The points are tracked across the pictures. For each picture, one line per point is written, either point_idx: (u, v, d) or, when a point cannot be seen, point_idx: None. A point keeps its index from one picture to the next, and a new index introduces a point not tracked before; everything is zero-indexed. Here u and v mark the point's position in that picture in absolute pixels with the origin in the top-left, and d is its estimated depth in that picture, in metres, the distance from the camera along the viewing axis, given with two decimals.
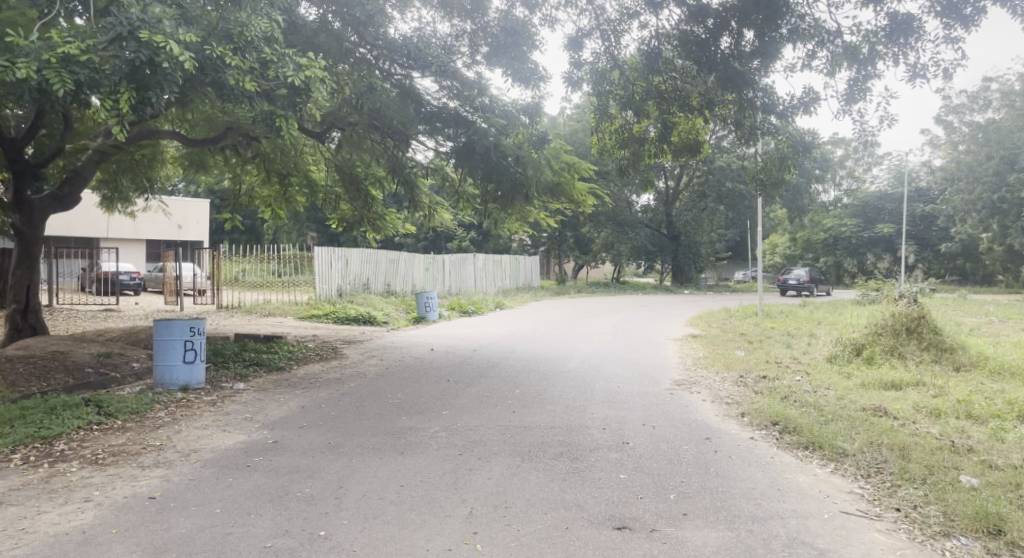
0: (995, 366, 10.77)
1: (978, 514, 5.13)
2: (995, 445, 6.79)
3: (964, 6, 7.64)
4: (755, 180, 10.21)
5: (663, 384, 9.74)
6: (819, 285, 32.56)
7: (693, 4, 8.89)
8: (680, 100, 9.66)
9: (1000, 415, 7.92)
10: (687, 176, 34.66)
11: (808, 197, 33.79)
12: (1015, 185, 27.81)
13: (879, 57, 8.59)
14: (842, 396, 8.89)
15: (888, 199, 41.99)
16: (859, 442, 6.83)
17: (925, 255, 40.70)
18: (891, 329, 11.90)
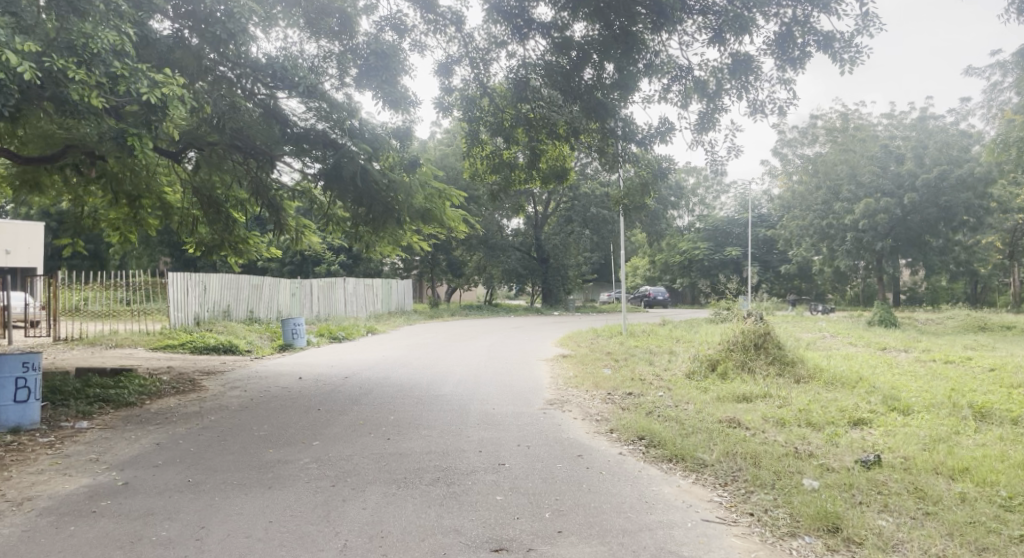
0: (829, 377, 11.83)
1: (819, 514, 5.60)
2: (832, 450, 7.46)
3: (793, 49, 8.43)
4: (619, 206, 10.75)
5: (536, 404, 9.92)
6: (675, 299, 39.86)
7: (558, 36, 9.20)
8: (547, 129, 9.92)
9: (834, 422, 8.73)
10: (555, 202, 35.76)
11: (665, 222, 35.80)
12: (840, 213, 30.78)
13: (724, 93, 9.29)
14: (699, 409, 9.44)
15: (735, 224, 45.23)
16: (717, 453, 7.27)
17: (768, 275, 44.20)
18: (741, 344, 12.80)
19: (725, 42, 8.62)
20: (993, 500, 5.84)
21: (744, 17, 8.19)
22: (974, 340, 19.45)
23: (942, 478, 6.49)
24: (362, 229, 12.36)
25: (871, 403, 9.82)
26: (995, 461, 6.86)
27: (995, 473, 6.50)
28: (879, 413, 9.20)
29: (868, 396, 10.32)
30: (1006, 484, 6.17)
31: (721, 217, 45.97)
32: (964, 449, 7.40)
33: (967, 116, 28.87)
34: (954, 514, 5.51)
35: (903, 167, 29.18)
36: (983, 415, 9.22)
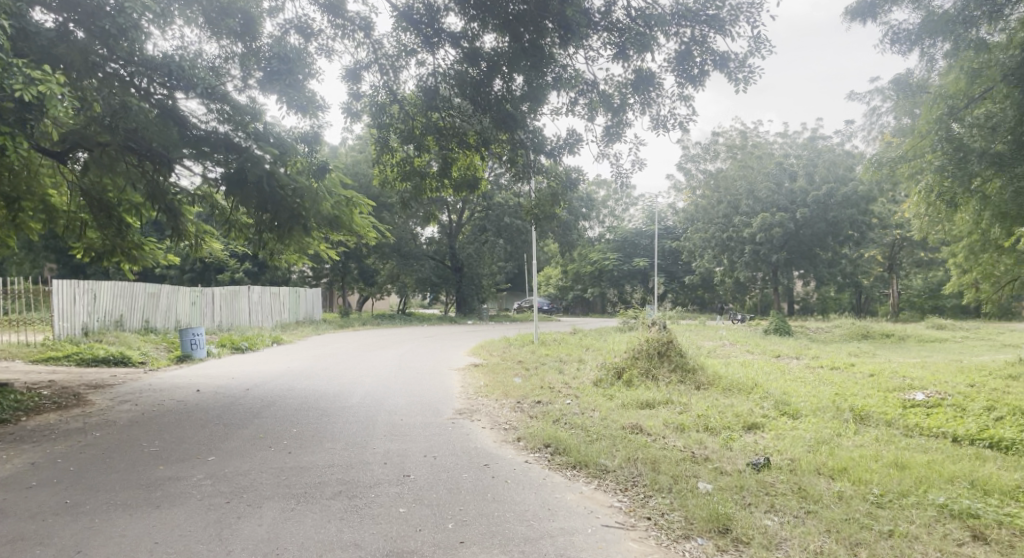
0: (727, 383, 12.33)
1: (711, 516, 5.83)
2: (726, 454, 7.78)
3: (692, 67, 8.78)
4: (530, 216, 10.90)
5: (445, 414, 9.89)
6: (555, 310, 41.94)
7: (468, 46, 9.24)
8: (458, 138, 9.96)
9: (730, 426, 9.11)
10: (469, 211, 35.80)
11: (576, 233, 36.45)
12: (740, 226, 32.23)
13: (629, 107, 9.55)
14: (604, 416, 9.66)
15: (643, 235, 46.59)
16: (619, 458, 7.45)
17: (673, 285, 45.72)
18: (646, 352, 13.18)
19: (628, 58, 8.88)
20: (868, 497, 6.24)
21: (646, 34, 8.45)
22: (858, 347, 20.77)
23: (824, 478, 6.88)
24: (266, 236, 11.99)
25: (764, 408, 10.31)
26: (871, 461, 7.34)
27: (870, 472, 6.96)
28: (771, 418, 9.68)
29: (761, 401, 10.84)
30: (879, 482, 6.63)
31: (629, 229, 47.26)
32: (845, 450, 7.89)
33: (851, 137, 30.87)
34: (832, 512, 5.85)
35: (795, 183, 30.88)
36: (863, 418, 9.86)
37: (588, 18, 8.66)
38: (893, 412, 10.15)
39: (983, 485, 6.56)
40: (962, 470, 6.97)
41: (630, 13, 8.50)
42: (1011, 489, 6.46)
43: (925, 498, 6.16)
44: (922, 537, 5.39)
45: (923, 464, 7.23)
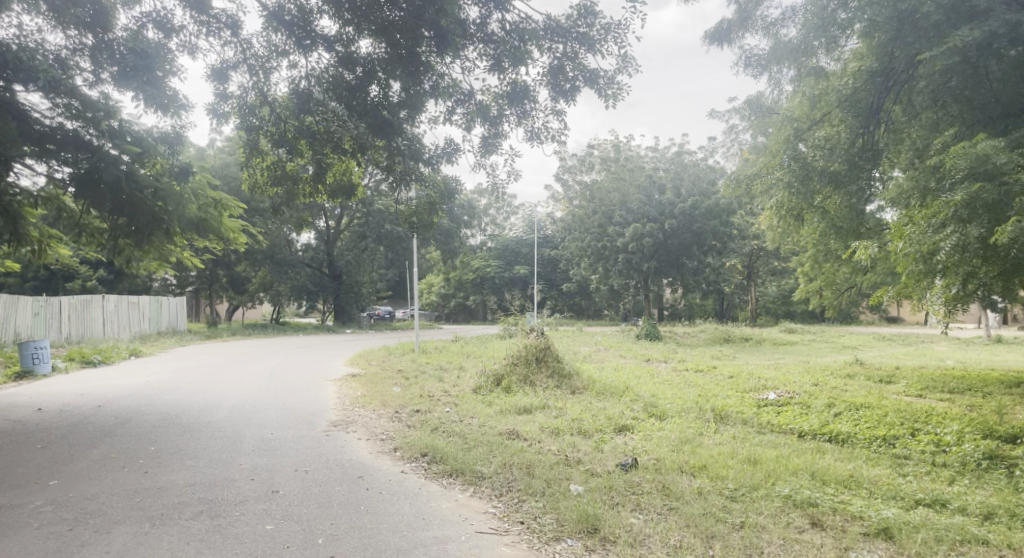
0: (600, 387, 12.76)
1: (581, 517, 6.00)
2: (597, 456, 8.03)
3: (564, 82, 8.99)
4: (407, 223, 10.82)
5: (319, 426, 9.60)
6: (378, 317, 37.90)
7: (343, 49, 8.96)
8: (332, 144, 9.37)
9: (602, 428, 9.43)
10: (347, 217, 34.98)
11: (458, 240, 36.01)
12: (614, 236, 33.40)
13: (504, 119, 9.64)
14: (482, 423, 9.72)
15: (523, 244, 47.34)
16: (494, 464, 7.52)
17: (552, 292, 46.76)
18: (524, 358, 13.39)
19: (503, 70, 8.97)
20: (724, 491, 6.66)
21: (518, 48, 8.61)
22: (720, 350, 22.07)
23: (686, 476, 7.25)
24: (121, 242, 11.20)
25: (633, 411, 10.74)
26: (729, 458, 7.82)
27: (726, 468, 7.41)
28: (640, 419, 10.11)
29: (632, 403, 11.30)
30: (733, 477, 7.08)
31: (509, 237, 47.84)
32: (705, 448, 8.35)
33: (713, 153, 32.82)
34: (692, 507, 6.18)
35: (664, 196, 32.42)
36: (722, 418, 10.48)
37: (463, 27, 8.66)
38: (748, 411, 10.87)
39: (821, 475, 7.15)
40: (806, 463, 7.57)
41: (504, 26, 8.61)
42: (845, 478, 7.08)
43: (773, 490, 6.64)
44: (768, 526, 5.80)
45: (773, 459, 7.78)
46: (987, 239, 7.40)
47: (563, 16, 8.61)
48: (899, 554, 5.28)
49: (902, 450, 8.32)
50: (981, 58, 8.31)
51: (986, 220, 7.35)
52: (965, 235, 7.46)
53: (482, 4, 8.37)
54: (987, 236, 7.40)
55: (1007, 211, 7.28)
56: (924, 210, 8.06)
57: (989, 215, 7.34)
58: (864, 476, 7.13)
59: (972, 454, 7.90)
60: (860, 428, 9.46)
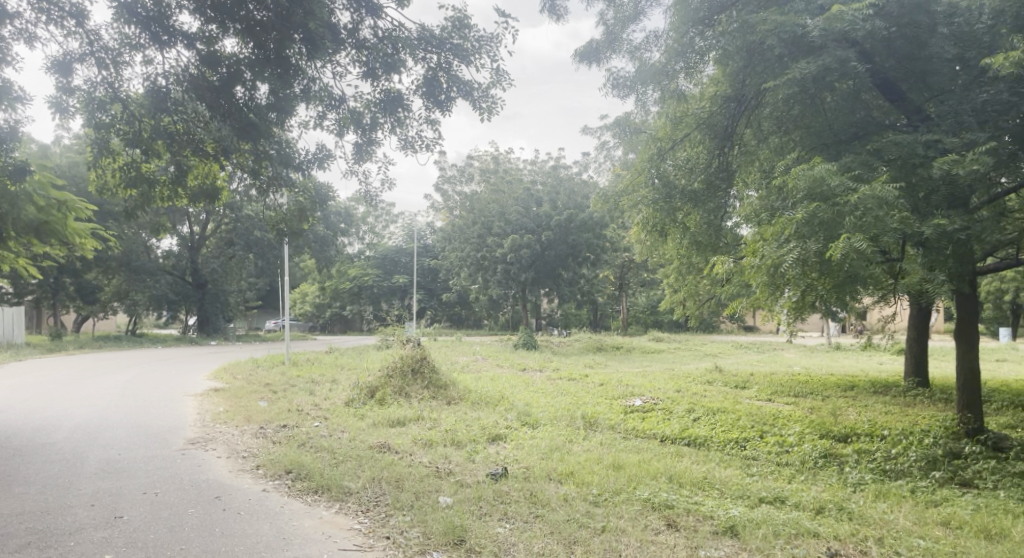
0: (476, 397, 12.78)
1: (447, 529, 5.99)
2: (469, 466, 8.05)
3: (440, 93, 8.77)
4: (276, 230, 10.45)
5: (174, 444, 9.03)
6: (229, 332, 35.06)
7: (204, 48, 8.29)
8: (193, 145, 8.98)
9: (475, 439, 9.46)
10: (214, 222, 33.29)
11: (334, 248, 34.75)
12: (492, 246, 33.63)
13: (378, 127, 8.82)
14: (353, 436, 9.49)
15: (402, 253, 46.90)
16: (362, 479, 7.35)
17: (431, 302, 46.52)
18: (399, 370, 13.22)
19: (377, 78, 8.69)
20: (588, 497, 6.86)
21: (393, 56, 8.44)
22: (593, 359, 22.78)
23: (553, 483, 7.40)
24: None
25: (507, 420, 10.86)
26: (594, 464, 8.07)
27: (592, 474, 7.64)
28: (514, 428, 10.23)
29: (506, 413, 11.43)
30: (597, 482, 7.31)
31: (388, 246, 47.12)
32: (573, 455, 8.56)
33: (587, 167, 33.92)
34: (557, 514, 6.31)
35: (540, 208, 33.07)
36: (591, 424, 10.80)
37: (334, 31, 8.27)
38: (616, 417, 11.29)
39: (678, 478, 7.52)
40: (665, 467, 7.94)
41: (377, 32, 8.34)
42: (699, 480, 7.48)
43: (633, 494, 6.92)
44: (628, 530, 6.01)
45: (635, 463, 8.12)
46: (823, 254, 8.09)
47: (438, 27, 8.46)
48: (742, 550, 5.60)
49: (751, 451, 8.91)
50: (818, 90, 9.04)
51: (822, 236, 8.02)
52: (805, 249, 8.11)
53: (353, 8, 8.22)
54: (823, 251, 8.07)
55: (838, 228, 7.92)
56: (771, 228, 8.70)
57: (824, 231, 8.01)
58: (716, 477, 7.57)
59: (810, 453, 8.59)
60: (715, 431, 10.08)
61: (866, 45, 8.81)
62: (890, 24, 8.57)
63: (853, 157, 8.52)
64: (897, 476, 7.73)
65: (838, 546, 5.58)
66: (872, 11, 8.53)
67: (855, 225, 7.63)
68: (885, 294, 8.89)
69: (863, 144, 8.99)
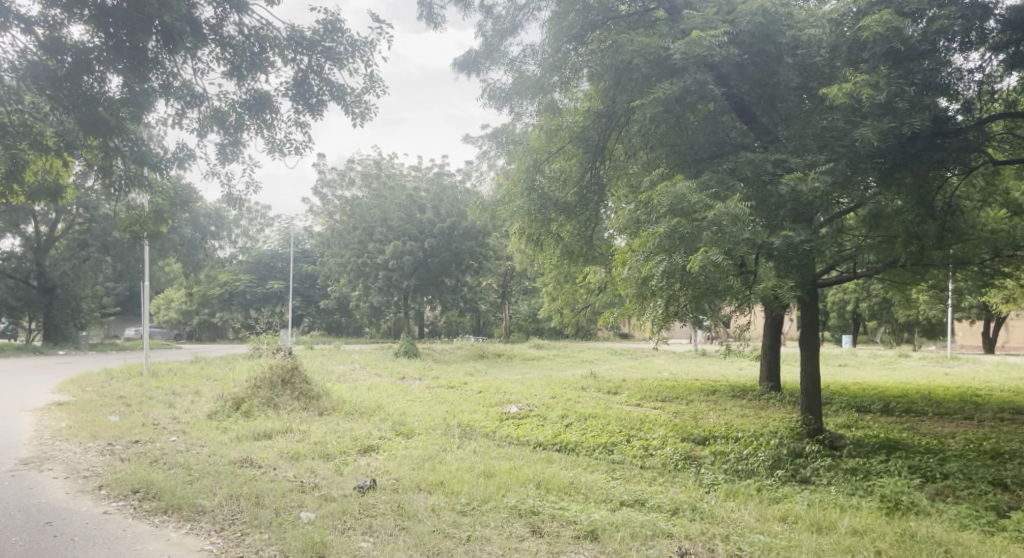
0: (350, 408, 12.45)
1: (306, 546, 5.80)
2: (336, 479, 7.81)
3: (310, 96, 8.20)
4: (128, 232, 9.75)
5: (3, 466, 8.22)
6: (82, 340, 32.44)
7: (46, 33, 7.50)
8: (29, 138, 8.20)
9: (346, 450, 9.22)
10: (65, 221, 30.66)
11: (204, 252, 33.01)
12: (373, 252, 32.97)
13: (243, 128, 8.37)
14: (213, 451, 9.01)
15: (278, 258, 45.25)
16: (218, 497, 6.98)
17: (309, 309, 45.07)
18: (268, 381, 12.70)
19: (243, 78, 8.09)
20: (456, 507, 6.84)
21: (258, 55, 7.89)
22: (472, 367, 22.78)
23: (423, 493, 7.32)
24: None
25: (381, 430, 10.67)
26: (465, 473, 8.07)
27: (462, 483, 7.63)
28: (387, 438, 10.07)
29: (380, 423, 11.21)
30: (466, 491, 7.31)
31: (263, 251, 45.24)
32: (445, 464, 8.51)
33: (469, 176, 34.04)
34: (423, 526, 6.24)
35: (423, 215, 32.89)
36: (467, 432, 10.82)
37: (195, 26, 7.72)
38: (491, 425, 11.36)
39: (546, 484, 7.65)
40: (533, 473, 8.06)
41: (242, 29, 7.87)
42: (566, 485, 7.63)
43: (501, 502, 6.96)
44: (492, 537, 6.04)
45: (506, 471, 8.18)
46: (685, 267, 8.50)
47: (309, 28, 7.97)
48: (600, 553, 5.77)
49: (617, 456, 9.21)
50: (680, 109, 9.51)
51: (684, 250, 8.42)
52: (670, 261, 8.48)
53: (217, 3, 7.83)
54: (685, 264, 8.47)
55: (697, 242, 8.32)
56: (639, 241, 9.04)
57: (685, 245, 8.42)
58: (582, 483, 7.74)
59: (672, 456, 8.98)
60: (586, 436, 10.37)
61: (722, 70, 9.39)
62: (743, 51, 9.19)
63: (711, 175, 9.02)
64: (746, 475, 8.23)
65: (688, 544, 5.84)
66: (728, 38, 9.07)
67: (712, 240, 8.07)
68: (744, 306, 9.37)
69: (720, 162, 9.56)
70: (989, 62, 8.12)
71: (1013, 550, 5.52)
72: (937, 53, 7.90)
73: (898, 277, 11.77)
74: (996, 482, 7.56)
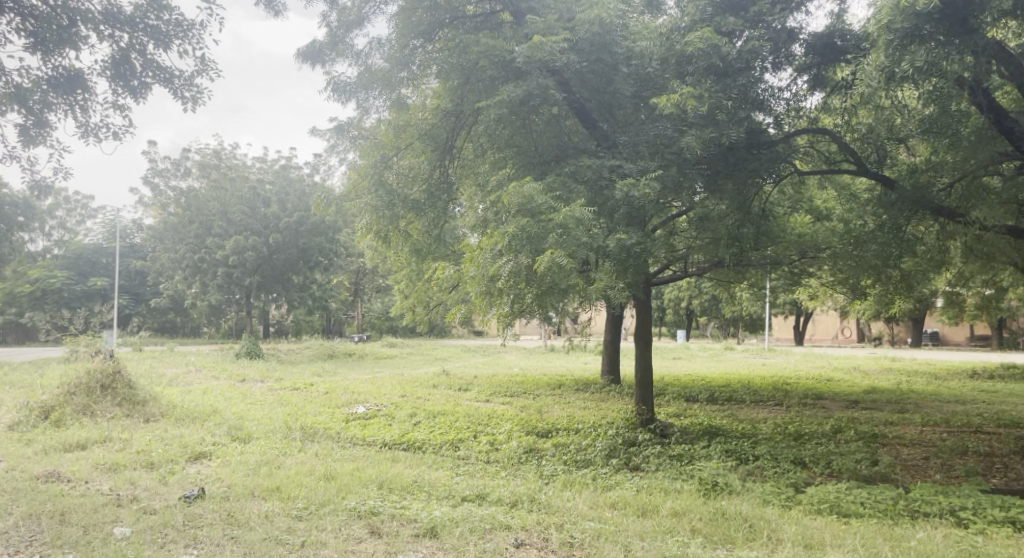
0: (181, 413, 11.67)
1: None
2: (159, 490, 7.29)
3: (132, 76, 7.57)
4: None
5: None
6: None
7: None
8: None
9: (173, 459, 8.63)
10: None
11: (10, 245, 29.62)
12: (212, 248, 31.07)
13: (50, 108, 7.57)
14: (13, 467, 8.11)
15: (102, 253, 41.55)
16: (15, 517, 6.29)
17: (138, 308, 41.73)
18: (84, 387, 11.64)
19: (50, 53, 7.33)
20: (291, 512, 6.60)
21: (66, 29, 7.17)
22: (321, 367, 22.10)
23: (256, 500, 6.99)
24: None
25: (215, 435, 10.10)
26: (304, 477, 7.80)
27: (299, 488, 7.37)
28: (221, 444, 9.54)
29: (214, 428, 10.60)
30: (304, 496, 7.07)
31: (84, 244, 41.40)
32: (283, 469, 8.19)
33: (317, 169, 32.93)
34: (253, 534, 5.97)
35: (268, 209, 31.47)
36: (309, 435, 10.48)
37: None
38: (335, 426, 11.10)
39: (388, 484, 7.57)
40: (376, 474, 7.94)
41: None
42: (408, 484, 7.60)
43: (340, 504, 6.81)
44: (329, 541, 5.89)
45: (347, 473, 8.00)
46: (530, 267, 8.66)
47: (128, 3, 7.36)
48: (437, 550, 5.77)
49: (462, 452, 9.30)
50: (524, 111, 9.73)
51: (529, 251, 8.59)
52: (517, 262, 8.60)
53: None
54: (531, 264, 8.63)
55: (541, 243, 8.52)
56: (486, 240, 9.10)
57: (531, 246, 8.58)
58: (424, 481, 7.73)
59: (515, 450, 9.21)
60: (432, 434, 10.39)
61: (564, 75, 9.73)
62: (582, 58, 9.58)
63: (553, 178, 9.29)
64: (583, 465, 8.58)
65: (524, 535, 5.99)
66: (568, 45, 9.41)
67: (556, 241, 8.28)
68: (586, 303, 9.76)
69: (562, 164, 9.91)
70: (797, 84, 9.15)
71: (804, 522, 6.13)
72: (751, 71, 8.65)
73: (723, 276, 12.74)
74: (798, 461, 8.40)
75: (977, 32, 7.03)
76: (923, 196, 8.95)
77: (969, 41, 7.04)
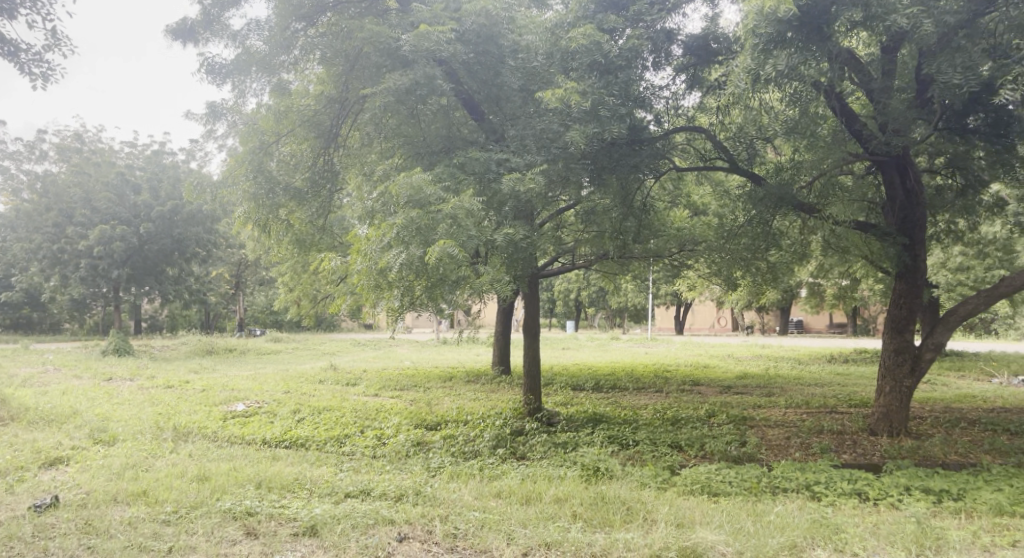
0: (35, 416, 10.77)
1: None
2: (7, 499, 6.69)
3: None
4: None
5: None
6: None
7: None
8: None
9: (24, 466, 7.94)
10: None
11: None
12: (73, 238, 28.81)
13: None
14: None
15: None
16: None
17: None
18: None
19: None
20: (159, 517, 6.23)
21: None
22: (197, 364, 20.98)
23: (119, 506, 6.56)
24: None
25: (75, 438, 9.38)
26: (174, 479, 7.37)
27: (169, 491, 6.97)
28: (81, 448, 8.87)
29: (73, 431, 9.83)
30: (173, 499, 6.69)
31: None
32: (151, 471, 7.72)
33: (193, 155, 31.20)
34: (113, 542, 5.59)
35: (138, 197, 29.54)
36: (183, 435, 9.94)
37: None
38: (212, 425, 10.58)
39: (268, 483, 7.30)
40: (254, 473, 7.64)
41: None
42: (289, 482, 7.36)
43: (214, 506, 6.50)
44: (198, 546, 5.60)
45: (223, 473, 7.65)
46: (422, 259, 8.44)
47: None
48: (317, 548, 5.63)
49: (348, 448, 9.08)
50: (410, 101, 9.56)
51: (420, 243, 8.37)
52: (408, 254, 8.36)
53: None
54: (422, 255, 8.40)
55: (431, 234, 8.36)
56: (375, 231, 8.75)
57: (421, 238, 8.39)
58: (306, 478, 7.51)
59: (403, 444, 9.10)
60: (317, 430, 10.11)
61: (451, 66, 9.62)
62: (469, 49, 9.52)
63: (442, 169, 9.18)
64: (471, 456, 8.60)
65: (407, 529, 5.93)
66: (454, 36, 9.33)
67: (445, 233, 8.19)
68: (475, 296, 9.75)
69: (450, 156, 9.82)
70: (676, 83, 9.52)
71: (677, 502, 6.41)
72: (632, 69, 8.92)
73: (608, 268, 13.08)
74: (675, 444, 8.78)
75: (829, 40, 7.54)
76: (786, 192, 9.50)
77: (823, 48, 7.55)
